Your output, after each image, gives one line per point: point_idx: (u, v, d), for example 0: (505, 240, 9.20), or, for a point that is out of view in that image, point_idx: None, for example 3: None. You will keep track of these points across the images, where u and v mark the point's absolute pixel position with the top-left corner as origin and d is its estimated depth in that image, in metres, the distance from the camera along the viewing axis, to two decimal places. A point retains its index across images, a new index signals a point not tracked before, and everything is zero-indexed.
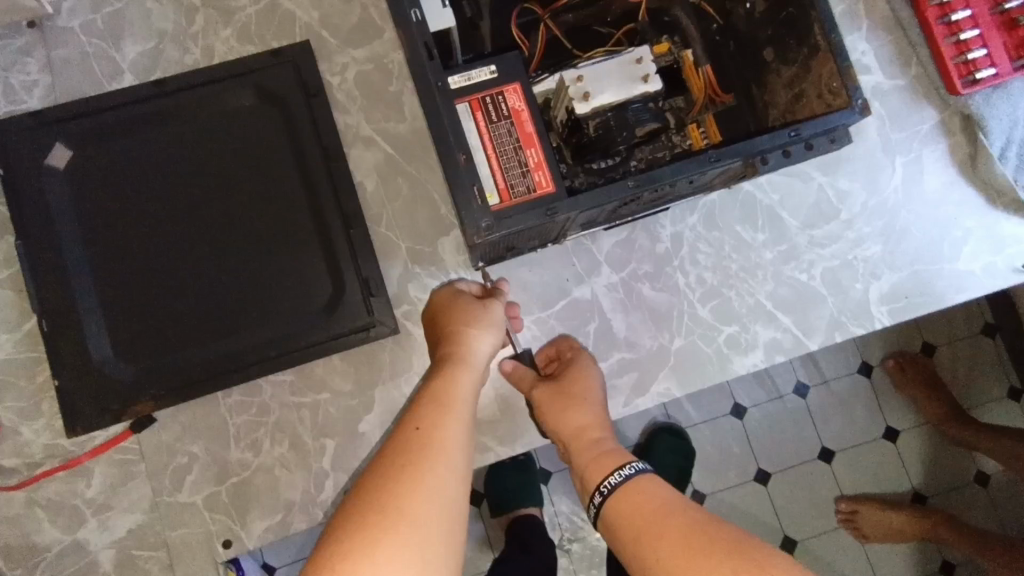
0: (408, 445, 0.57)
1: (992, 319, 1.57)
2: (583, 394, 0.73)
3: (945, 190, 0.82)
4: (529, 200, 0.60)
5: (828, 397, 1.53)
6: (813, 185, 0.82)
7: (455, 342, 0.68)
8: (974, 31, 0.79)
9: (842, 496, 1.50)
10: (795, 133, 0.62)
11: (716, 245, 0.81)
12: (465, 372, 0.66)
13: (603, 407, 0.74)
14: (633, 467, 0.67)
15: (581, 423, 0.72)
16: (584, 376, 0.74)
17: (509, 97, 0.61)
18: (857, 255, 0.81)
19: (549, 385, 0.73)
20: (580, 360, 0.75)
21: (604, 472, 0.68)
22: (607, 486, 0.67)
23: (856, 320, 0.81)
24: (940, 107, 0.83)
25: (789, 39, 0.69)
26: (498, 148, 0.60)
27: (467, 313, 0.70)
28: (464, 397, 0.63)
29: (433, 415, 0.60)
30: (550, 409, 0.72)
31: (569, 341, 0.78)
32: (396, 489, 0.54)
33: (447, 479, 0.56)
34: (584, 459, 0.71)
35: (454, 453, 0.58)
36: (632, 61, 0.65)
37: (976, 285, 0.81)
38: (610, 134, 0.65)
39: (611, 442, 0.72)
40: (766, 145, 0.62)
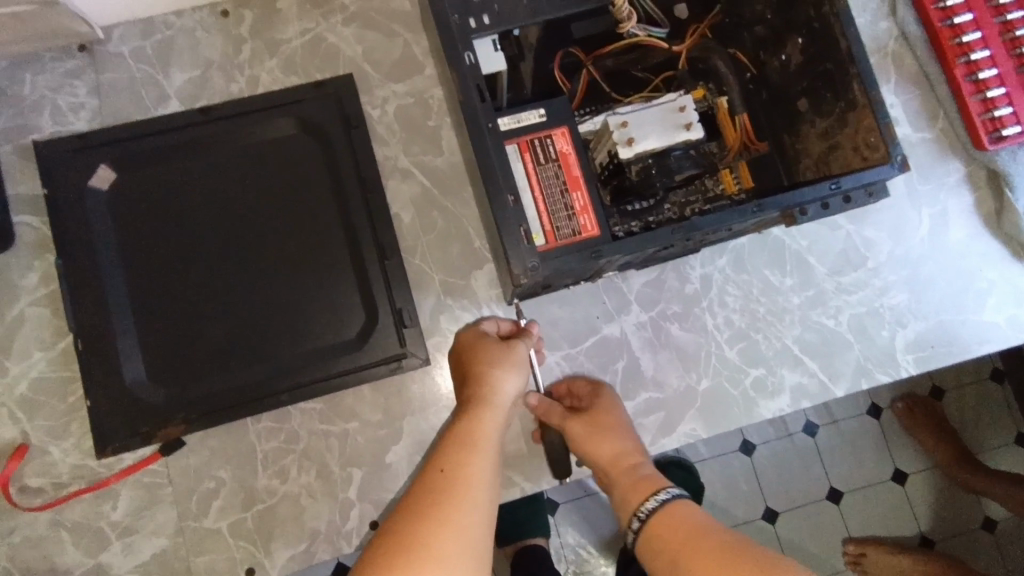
0: (433, 488, 0.57)
1: (1000, 365, 1.58)
2: (614, 424, 0.72)
3: (970, 242, 0.83)
4: (574, 242, 0.61)
5: (837, 437, 1.53)
6: (840, 233, 0.83)
7: (477, 382, 0.67)
8: (1000, 89, 0.81)
9: (850, 538, 1.49)
10: (836, 185, 0.64)
11: (745, 288, 0.82)
12: (490, 412, 0.64)
13: (636, 436, 0.73)
14: (669, 492, 0.66)
15: (614, 450, 0.70)
16: (611, 407, 0.74)
17: (557, 140, 0.63)
18: (884, 303, 0.82)
19: (581, 418, 0.72)
20: (603, 394, 0.75)
21: (641, 495, 0.67)
22: (644, 511, 0.66)
23: (881, 367, 0.81)
24: (966, 161, 0.85)
25: (824, 92, 0.72)
26: (545, 190, 0.62)
27: (489, 352, 0.69)
28: (489, 438, 0.62)
29: (459, 457, 0.59)
30: (583, 440, 0.71)
31: (585, 379, 0.78)
32: (423, 532, 0.53)
33: (474, 524, 0.55)
34: (621, 486, 0.69)
35: (479, 496, 0.57)
36: (675, 109, 0.67)
37: (1000, 336, 0.82)
38: (650, 180, 0.67)
39: (647, 467, 0.70)
40: (806, 198, 0.64)
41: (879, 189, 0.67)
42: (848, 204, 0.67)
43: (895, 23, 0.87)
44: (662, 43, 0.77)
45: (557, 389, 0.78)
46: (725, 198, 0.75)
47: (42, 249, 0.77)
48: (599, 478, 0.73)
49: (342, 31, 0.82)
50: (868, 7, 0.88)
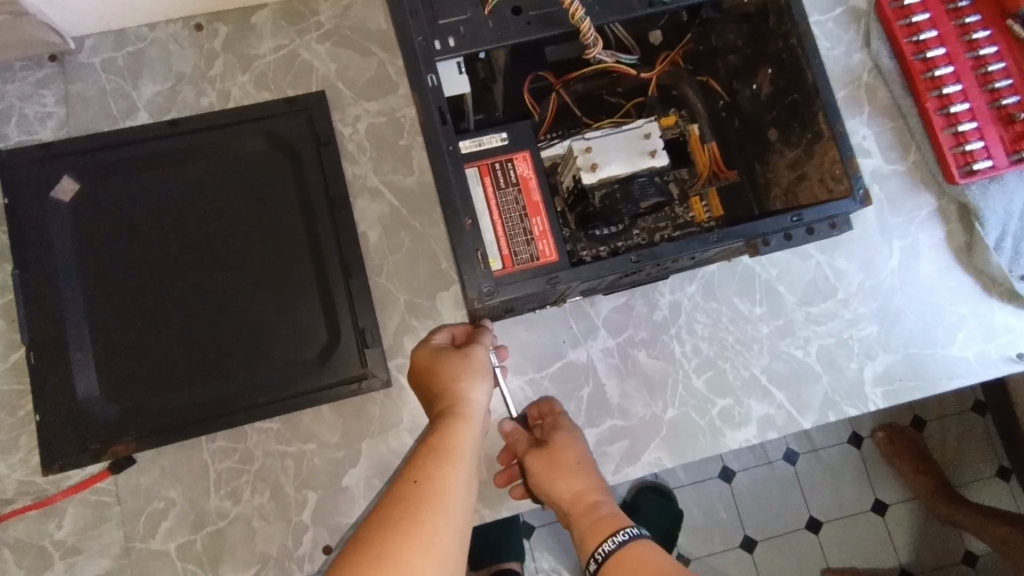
0: (405, 497, 0.56)
1: (983, 397, 1.58)
2: (573, 460, 0.70)
3: (939, 276, 0.83)
4: (532, 267, 0.61)
5: (817, 466, 1.52)
6: (811, 263, 0.83)
7: (449, 391, 0.65)
8: (971, 124, 0.81)
9: (828, 569, 1.47)
10: (798, 218, 0.64)
11: (714, 316, 0.81)
12: (464, 424, 0.63)
13: (596, 469, 0.71)
14: (627, 533, 0.65)
15: (573, 488, 0.69)
16: (572, 441, 0.71)
17: (518, 165, 0.63)
18: (852, 334, 0.82)
19: (538, 453, 0.70)
20: (565, 427, 0.72)
21: (599, 536, 0.66)
22: (601, 554, 0.65)
23: (849, 400, 0.80)
24: (937, 194, 0.85)
25: (793, 124, 0.72)
26: (505, 215, 0.62)
27: (453, 364, 0.67)
28: (465, 449, 0.61)
29: (433, 467, 0.59)
30: (543, 476, 0.69)
31: (551, 405, 0.75)
32: (391, 541, 0.53)
33: (444, 536, 0.55)
34: (580, 525, 0.68)
35: (450, 508, 0.56)
36: (640, 136, 0.68)
37: (972, 371, 0.81)
38: (615, 206, 0.66)
39: (607, 507, 0.69)
40: (769, 229, 0.64)
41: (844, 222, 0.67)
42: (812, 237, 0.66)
43: (869, 55, 0.88)
44: (631, 70, 0.77)
45: (528, 411, 0.76)
46: (695, 227, 0.74)
47: (1, 259, 0.76)
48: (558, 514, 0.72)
49: (317, 48, 0.82)
50: (843, 39, 0.88)
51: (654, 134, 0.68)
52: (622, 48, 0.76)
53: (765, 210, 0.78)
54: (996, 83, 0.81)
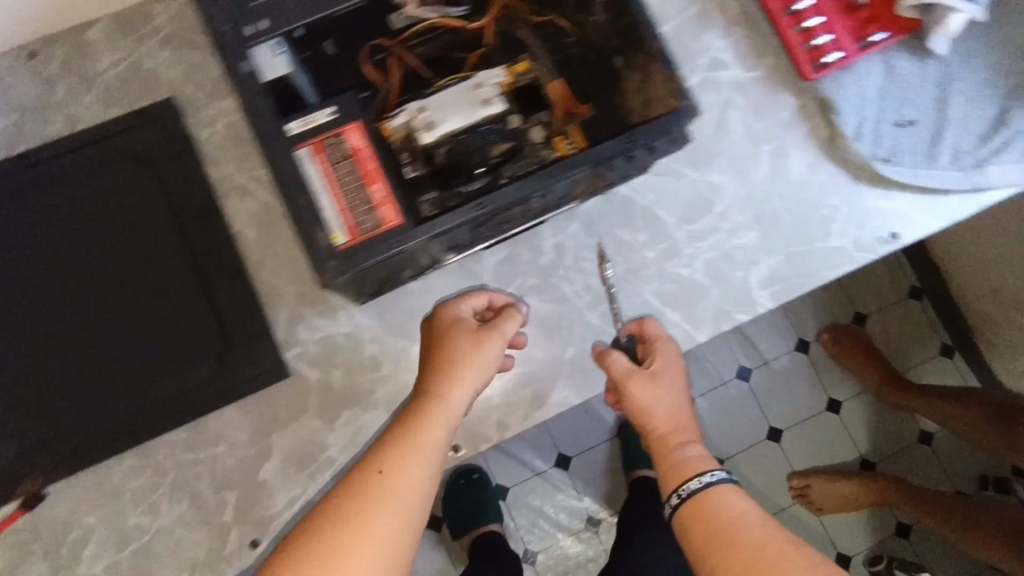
0: (366, 485, 0.62)
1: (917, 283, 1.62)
2: (675, 387, 0.76)
3: (809, 172, 0.84)
4: (377, 234, 0.61)
5: (769, 377, 1.58)
6: (685, 182, 0.84)
7: (440, 377, 0.70)
8: (817, 19, 0.83)
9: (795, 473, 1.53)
10: (632, 140, 0.65)
11: (599, 251, 0.83)
12: (439, 418, 0.68)
13: (689, 407, 0.77)
14: (713, 475, 0.69)
15: (671, 422, 0.75)
16: (670, 366, 0.77)
17: (349, 136, 0.63)
18: (734, 244, 0.84)
19: (644, 378, 0.75)
20: (667, 353, 0.77)
21: (681, 478, 0.71)
22: (686, 490, 0.69)
23: (739, 307, 0.83)
24: (796, 93, 0.86)
25: (628, 48, 0.72)
26: (342, 188, 0.62)
27: (451, 352, 0.71)
28: (433, 446, 0.66)
29: (402, 462, 0.64)
30: (643, 392, 0.75)
31: (655, 326, 0.79)
32: (345, 529, 0.60)
33: (393, 528, 0.61)
34: (665, 461, 0.73)
35: (406, 503, 0.63)
36: (472, 88, 0.71)
37: (851, 258, 0.84)
38: (460, 158, 0.69)
39: (694, 451, 0.73)
40: (605, 154, 0.65)
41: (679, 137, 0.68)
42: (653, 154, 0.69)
43: None
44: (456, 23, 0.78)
45: (629, 327, 0.80)
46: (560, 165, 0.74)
47: None
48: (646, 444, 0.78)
49: (160, 55, 0.81)
50: None
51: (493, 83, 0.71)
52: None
53: (620, 128, 0.76)
54: None
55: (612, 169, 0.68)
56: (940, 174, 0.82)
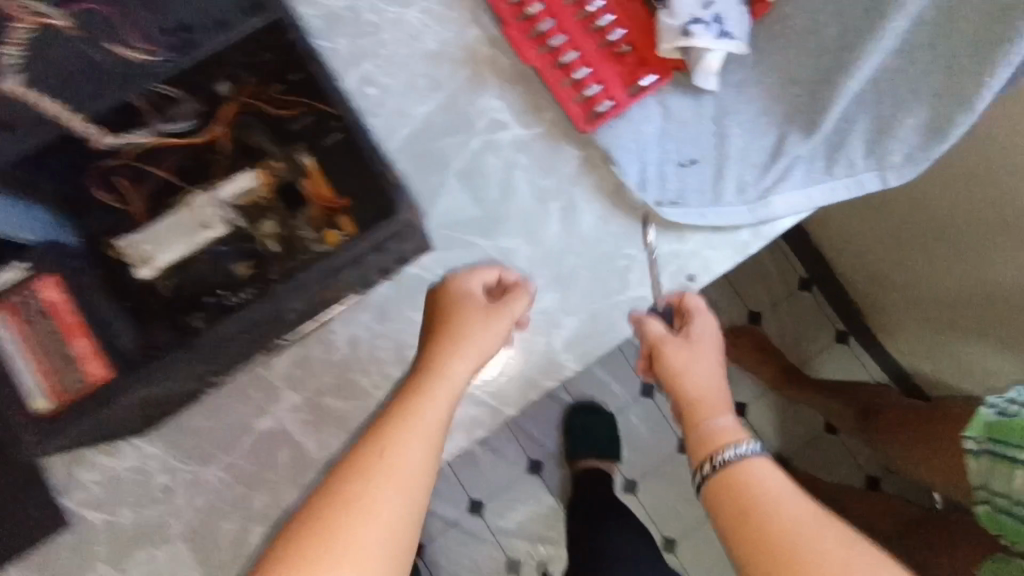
0: (362, 458, 0.59)
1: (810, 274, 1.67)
2: (701, 366, 0.74)
3: (601, 225, 0.82)
4: (82, 391, 0.63)
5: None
6: (476, 252, 0.81)
7: (450, 349, 0.67)
8: (584, 70, 0.81)
9: None
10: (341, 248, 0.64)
11: (395, 337, 0.80)
12: (429, 398, 0.64)
13: (723, 379, 0.74)
14: (748, 445, 0.66)
15: (699, 389, 0.72)
16: (705, 332, 0.76)
17: (44, 294, 0.67)
18: (536, 309, 0.81)
19: (679, 345, 0.74)
20: (703, 319, 0.76)
21: (715, 445, 0.68)
22: (719, 459, 0.67)
23: (545, 375, 0.81)
24: (579, 145, 0.82)
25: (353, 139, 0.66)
26: (41, 350, 0.65)
27: (468, 322, 0.69)
28: (433, 422, 0.63)
29: (404, 442, 0.60)
30: (680, 367, 0.73)
31: (693, 299, 0.77)
32: (335, 512, 0.56)
33: (388, 506, 0.57)
34: (693, 433, 0.70)
35: (416, 480, 0.59)
36: (187, 214, 0.74)
37: (652, 310, 0.83)
38: (190, 284, 0.73)
39: (725, 421, 0.70)
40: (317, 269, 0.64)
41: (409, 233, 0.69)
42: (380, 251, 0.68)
43: (479, 28, 0.84)
44: (178, 138, 0.73)
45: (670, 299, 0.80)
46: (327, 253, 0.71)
47: None
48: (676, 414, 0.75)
49: None
50: (450, 19, 0.84)
51: (218, 224, 0.74)
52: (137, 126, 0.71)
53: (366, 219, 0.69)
54: (600, 21, 0.81)
55: (351, 276, 0.70)
56: (728, 211, 0.81)
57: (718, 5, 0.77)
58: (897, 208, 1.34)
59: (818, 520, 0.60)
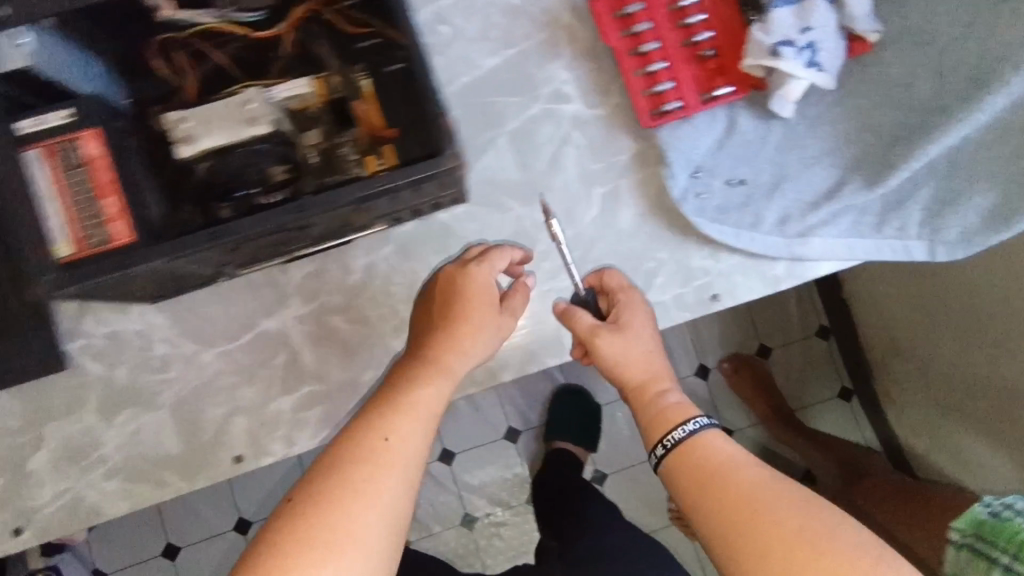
0: (369, 448, 0.60)
1: (827, 323, 1.69)
2: (642, 346, 0.71)
3: (638, 222, 0.82)
4: (104, 251, 0.58)
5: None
6: (510, 216, 0.82)
7: (448, 340, 0.68)
8: (661, 64, 0.79)
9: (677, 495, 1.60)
10: (382, 184, 0.62)
11: (411, 276, 0.81)
12: (440, 381, 0.66)
13: (665, 356, 0.73)
14: (697, 423, 0.66)
15: (646, 373, 0.71)
16: (640, 318, 0.72)
17: (84, 144, 0.59)
18: (553, 287, 0.82)
19: (612, 336, 0.71)
20: (636, 304, 0.73)
21: (667, 426, 0.68)
22: (673, 438, 0.66)
23: (549, 351, 0.82)
24: (638, 138, 0.82)
25: (409, 80, 0.67)
26: (70, 196, 0.58)
27: (477, 314, 0.69)
28: (426, 413, 0.64)
29: (400, 424, 0.62)
30: (614, 352, 0.71)
31: (618, 277, 0.75)
32: (332, 489, 0.57)
33: (389, 488, 0.59)
34: (648, 414, 0.70)
35: (409, 463, 0.61)
36: (237, 103, 0.70)
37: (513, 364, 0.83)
38: (233, 172, 0.70)
39: (676, 395, 0.70)
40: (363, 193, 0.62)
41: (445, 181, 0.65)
42: (418, 195, 0.67)
43: None
44: (243, 28, 0.72)
45: (591, 279, 0.76)
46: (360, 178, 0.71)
47: None
48: (625, 394, 0.74)
49: None
50: None
51: (264, 118, 0.71)
52: (201, 5, 0.69)
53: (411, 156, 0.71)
54: (690, 19, 0.79)
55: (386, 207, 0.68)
56: (761, 237, 0.81)
57: (814, 31, 0.74)
58: (929, 287, 1.26)
59: (785, 480, 0.61)
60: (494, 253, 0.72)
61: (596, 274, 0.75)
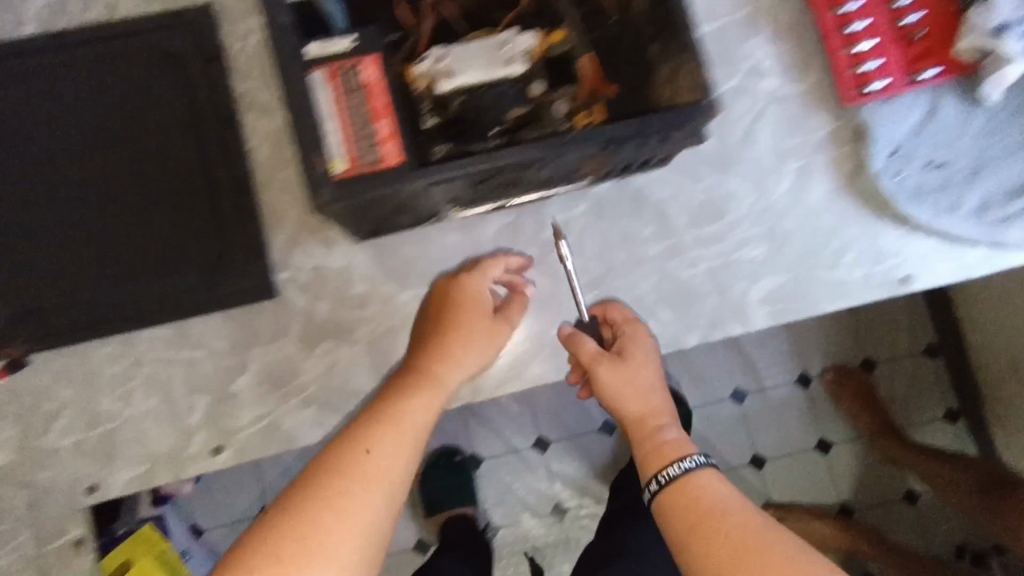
0: (349, 459, 0.63)
1: (936, 341, 1.55)
2: (644, 381, 0.75)
3: (830, 198, 0.82)
4: (375, 171, 0.60)
5: (762, 404, 1.54)
6: (702, 184, 0.83)
7: (441, 353, 0.73)
8: (869, 43, 0.79)
9: (769, 503, 1.50)
10: (642, 125, 0.63)
11: (603, 236, 0.83)
12: (420, 396, 0.70)
13: (669, 395, 0.76)
14: (693, 461, 0.68)
15: (643, 408, 0.74)
16: (646, 355, 0.76)
17: (365, 70, 0.62)
18: (741, 256, 0.83)
19: (612, 365, 0.74)
20: (643, 342, 0.76)
21: (662, 462, 0.70)
22: (667, 475, 0.68)
23: (733, 319, 0.83)
24: (837, 115, 0.82)
25: (662, 37, 0.70)
26: (348, 118, 0.60)
27: (472, 328, 0.75)
28: (414, 429, 0.68)
29: (384, 442, 0.65)
30: (611, 388, 0.75)
31: (622, 311, 0.78)
32: (331, 498, 0.60)
33: (369, 502, 0.61)
34: (644, 448, 0.73)
35: (390, 478, 0.63)
36: (495, 47, 0.73)
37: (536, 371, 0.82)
38: (475, 113, 0.73)
39: (673, 431, 0.73)
40: (615, 133, 0.63)
41: (697, 130, 0.64)
42: (663, 146, 0.66)
43: None
44: None
45: (595, 311, 0.80)
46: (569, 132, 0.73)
47: None
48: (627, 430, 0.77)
49: None
50: None
51: (518, 61, 0.73)
52: None
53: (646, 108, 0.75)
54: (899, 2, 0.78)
55: (621, 157, 0.68)
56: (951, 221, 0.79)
57: None
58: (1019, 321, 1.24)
59: (762, 528, 0.61)
60: (487, 263, 0.78)
61: (599, 305, 0.79)
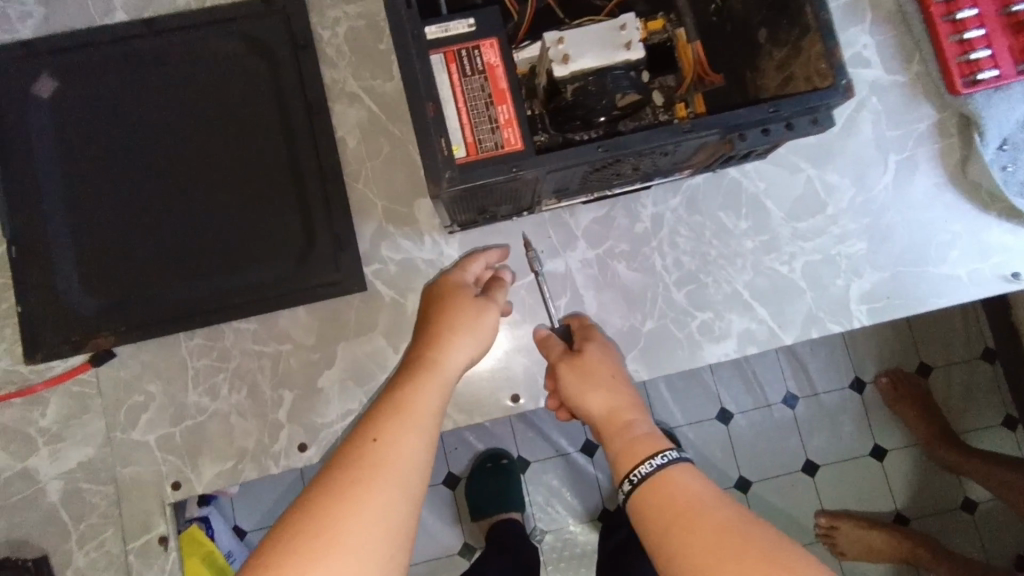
0: (358, 453, 0.55)
1: (993, 345, 1.45)
2: (605, 375, 0.68)
3: (934, 192, 0.80)
4: (496, 156, 0.58)
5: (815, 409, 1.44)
6: (801, 176, 0.80)
7: (449, 339, 0.65)
8: (979, 31, 0.75)
9: (822, 510, 1.39)
10: (774, 110, 0.60)
11: (697, 230, 0.80)
12: (432, 382, 0.62)
13: (635, 390, 0.69)
14: (665, 456, 0.61)
15: (606, 405, 0.67)
16: (602, 354, 0.70)
17: (485, 52, 0.60)
18: (841, 251, 0.79)
19: (569, 363, 0.69)
20: (596, 340, 0.71)
21: (634, 460, 0.62)
22: (638, 474, 0.61)
23: (833, 317, 0.79)
24: (939, 107, 0.81)
25: (781, 20, 0.66)
26: (469, 102, 0.59)
27: (463, 315, 0.67)
28: (427, 413, 0.60)
29: (403, 431, 0.57)
30: (574, 386, 0.68)
31: (580, 320, 0.76)
32: (341, 495, 0.52)
33: (392, 498, 0.53)
34: (615, 446, 0.65)
35: (408, 472, 0.55)
36: (615, 27, 0.64)
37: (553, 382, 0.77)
38: (588, 99, 0.65)
39: (642, 427, 0.66)
40: (743, 119, 0.60)
41: (825, 116, 0.61)
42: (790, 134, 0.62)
43: None
44: None
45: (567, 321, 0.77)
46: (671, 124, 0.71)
47: None
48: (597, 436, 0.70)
49: None
50: None
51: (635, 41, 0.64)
52: None
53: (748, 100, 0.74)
54: None
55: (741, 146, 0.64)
56: None
57: None
58: None
59: (744, 524, 0.53)
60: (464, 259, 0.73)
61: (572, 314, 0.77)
